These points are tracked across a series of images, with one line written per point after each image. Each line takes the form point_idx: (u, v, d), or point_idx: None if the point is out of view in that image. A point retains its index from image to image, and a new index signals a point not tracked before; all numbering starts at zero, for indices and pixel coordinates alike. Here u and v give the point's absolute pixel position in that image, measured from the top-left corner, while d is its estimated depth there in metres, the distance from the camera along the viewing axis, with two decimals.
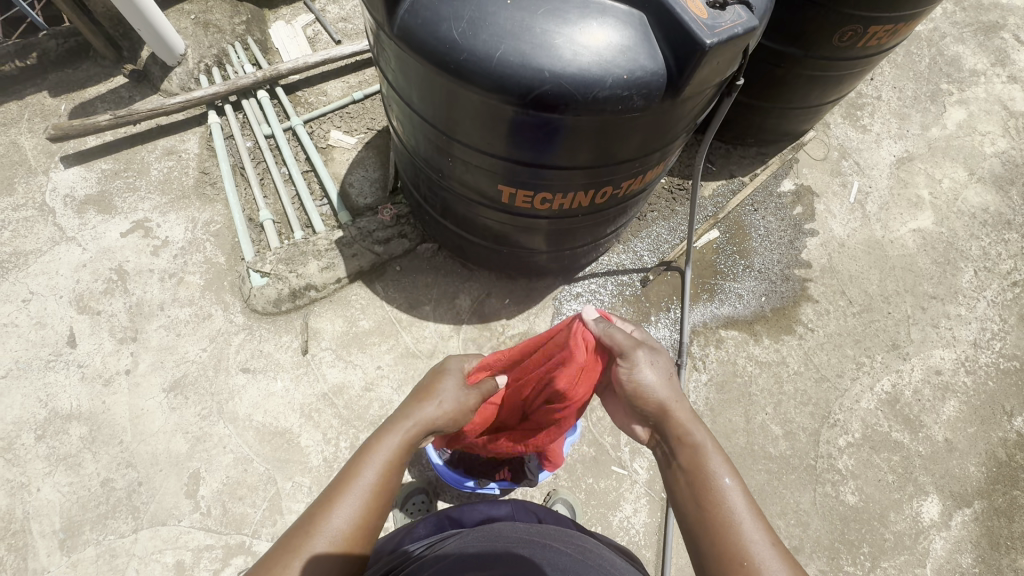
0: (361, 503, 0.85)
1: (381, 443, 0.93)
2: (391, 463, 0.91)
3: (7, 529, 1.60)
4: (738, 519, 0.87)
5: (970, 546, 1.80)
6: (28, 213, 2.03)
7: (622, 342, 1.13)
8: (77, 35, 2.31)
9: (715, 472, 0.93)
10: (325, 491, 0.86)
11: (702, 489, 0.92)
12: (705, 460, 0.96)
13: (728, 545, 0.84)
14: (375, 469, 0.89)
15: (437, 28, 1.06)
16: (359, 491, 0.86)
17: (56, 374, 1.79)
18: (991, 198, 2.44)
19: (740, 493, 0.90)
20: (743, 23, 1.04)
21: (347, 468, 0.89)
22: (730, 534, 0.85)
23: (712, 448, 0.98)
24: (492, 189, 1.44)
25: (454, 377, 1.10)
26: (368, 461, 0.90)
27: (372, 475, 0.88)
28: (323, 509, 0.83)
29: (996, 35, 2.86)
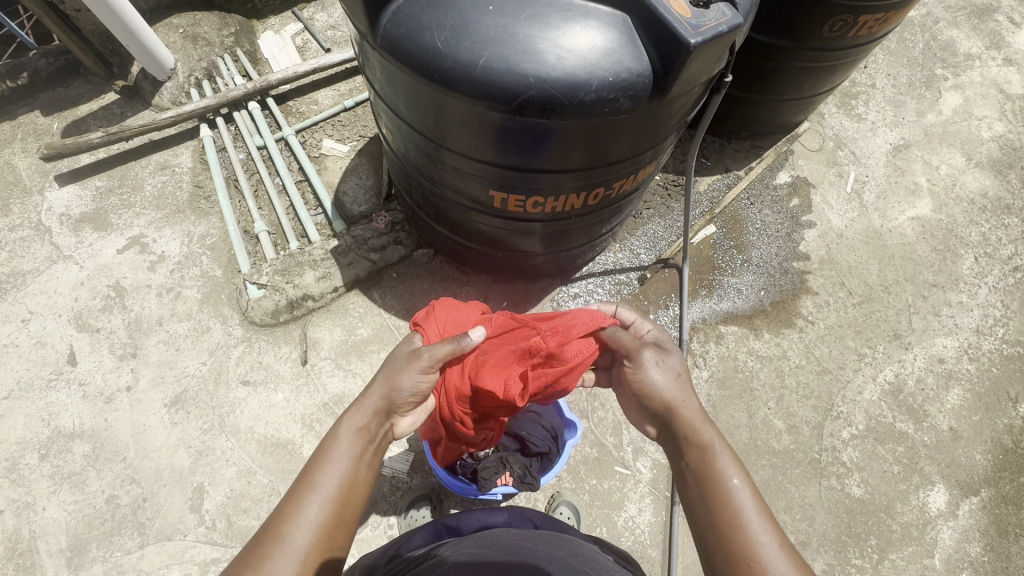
0: (327, 504, 0.88)
1: (339, 440, 0.95)
2: (351, 457, 0.94)
3: (14, 550, 1.61)
4: (755, 525, 0.85)
5: (979, 535, 1.79)
6: (24, 233, 2.04)
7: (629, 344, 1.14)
8: (67, 53, 2.31)
9: (724, 469, 0.92)
10: (283, 499, 0.87)
11: (709, 485, 0.91)
12: (714, 460, 0.93)
13: (745, 551, 0.82)
14: (335, 469, 0.92)
15: (420, 38, 1.05)
16: (321, 492, 0.89)
17: (57, 393, 1.80)
18: (990, 183, 2.42)
19: (749, 495, 0.88)
20: (728, 21, 1.03)
21: (308, 473, 0.91)
22: (743, 537, 0.84)
23: (724, 452, 0.94)
24: (484, 195, 1.44)
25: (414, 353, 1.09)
26: (327, 463, 0.92)
27: (334, 474, 0.91)
28: (284, 518, 0.85)
29: (990, 18, 2.84)
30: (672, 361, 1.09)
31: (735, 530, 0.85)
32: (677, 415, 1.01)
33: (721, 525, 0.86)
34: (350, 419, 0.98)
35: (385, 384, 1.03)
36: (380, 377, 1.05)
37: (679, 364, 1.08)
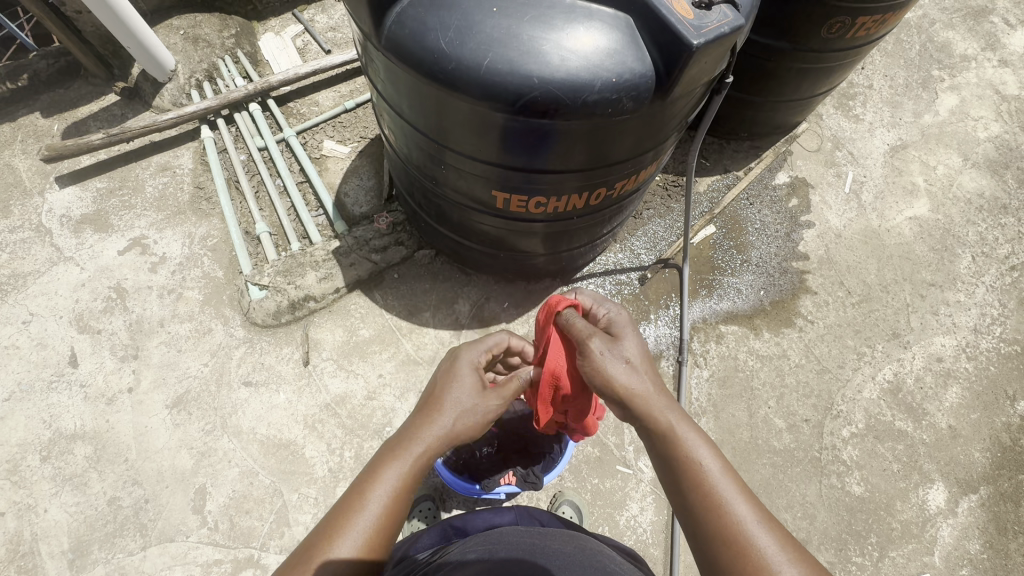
0: (367, 530, 0.85)
1: (391, 467, 0.91)
2: (402, 489, 0.90)
3: (15, 552, 1.61)
4: (734, 503, 0.85)
5: (978, 532, 1.80)
6: (25, 234, 2.03)
7: (581, 333, 1.08)
8: (67, 55, 2.33)
9: (697, 454, 0.91)
10: (327, 521, 0.85)
11: (684, 473, 0.90)
12: (682, 443, 0.93)
13: (726, 532, 0.82)
14: (379, 496, 0.88)
15: (425, 38, 1.06)
16: (368, 521, 0.85)
17: (58, 395, 1.80)
18: (986, 183, 2.44)
19: (723, 474, 0.88)
20: (730, 22, 1.04)
21: (352, 494, 0.88)
22: (726, 520, 0.83)
23: (691, 432, 0.94)
24: (486, 196, 1.45)
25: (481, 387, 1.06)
26: (377, 490, 0.88)
27: (380, 502, 0.88)
28: (325, 541, 0.82)
29: (986, 20, 2.86)
30: (626, 345, 1.06)
31: (717, 515, 0.84)
32: (637, 403, 0.98)
33: (698, 509, 0.86)
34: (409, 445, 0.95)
35: (453, 412, 1.00)
36: (446, 399, 1.01)
37: (632, 345, 1.06)
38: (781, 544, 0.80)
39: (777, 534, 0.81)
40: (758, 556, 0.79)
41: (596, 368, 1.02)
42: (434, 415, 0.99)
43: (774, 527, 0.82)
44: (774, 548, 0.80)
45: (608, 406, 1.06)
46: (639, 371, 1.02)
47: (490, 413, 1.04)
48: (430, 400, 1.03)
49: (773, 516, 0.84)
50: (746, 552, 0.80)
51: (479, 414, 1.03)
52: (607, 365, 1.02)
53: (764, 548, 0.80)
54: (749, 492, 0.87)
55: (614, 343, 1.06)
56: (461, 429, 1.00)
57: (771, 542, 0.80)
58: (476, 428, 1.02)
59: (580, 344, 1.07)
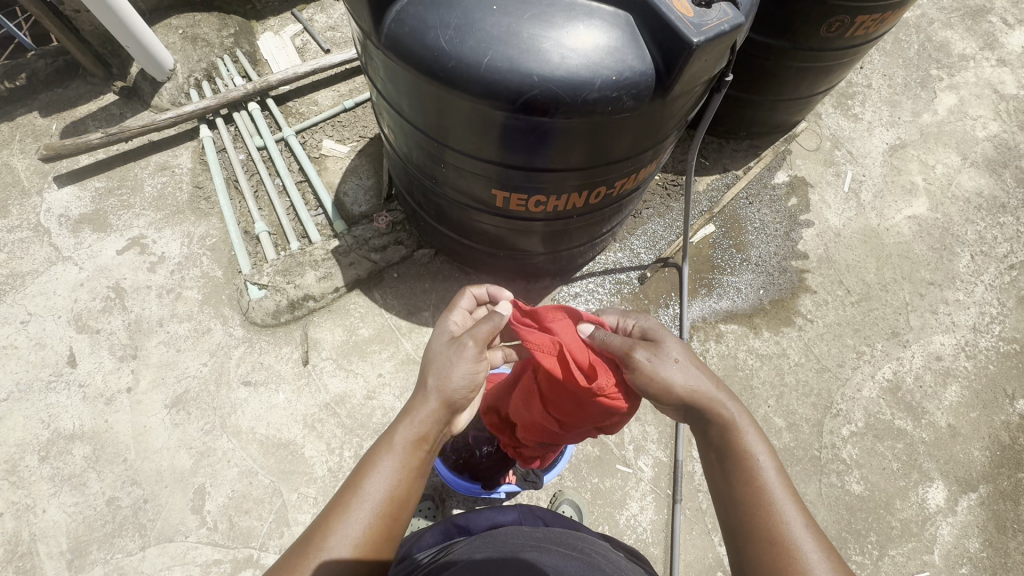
0: (372, 511, 0.88)
1: (388, 448, 0.94)
2: (399, 464, 0.93)
3: (14, 552, 1.60)
4: (781, 503, 0.89)
5: (977, 531, 1.80)
6: (23, 234, 2.03)
7: (620, 347, 1.07)
8: (66, 55, 2.32)
9: (752, 450, 0.95)
10: (330, 507, 0.88)
11: (738, 467, 0.94)
12: (738, 437, 0.97)
13: (771, 528, 0.86)
14: (380, 478, 0.91)
15: (425, 36, 1.06)
16: (366, 501, 0.88)
17: (57, 395, 1.79)
18: (985, 182, 2.44)
19: (774, 473, 0.92)
20: (729, 20, 1.04)
21: (353, 481, 0.91)
22: (773, 517, 0.87)
23: (748, 428, 0.98)
24: (486, 194, 1.45)
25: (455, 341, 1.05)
26: (373, 472, 0.91)
27: (380, 483, 0.90)
28: (327, 528, 0.85)
29: (984, 19, 2.87)
30: (670, 348, 1.07)
31: (765, 510, 0.88)
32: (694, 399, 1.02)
33: (746, 503, 0.91)
34: (400, 425, 0.97)
35: (435, 378, 1.01)
36: (427, 370, 1.03)
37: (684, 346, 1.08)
38: (823, 549, 0.83)
39: (819, 539, 0.85)
40: (800, 554, 0.82)
41: (646, 377, 1.04)
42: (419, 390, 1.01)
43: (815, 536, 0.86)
44: (813, 551, 0.83)
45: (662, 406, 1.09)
46: (694, 370, 1.04)
47: (472, 359, 1.03)
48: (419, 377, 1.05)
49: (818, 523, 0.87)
50: (788, 549, 0.84)
51: (462, 364, 1.01)
52: (658, 368, 1.04)
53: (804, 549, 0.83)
54: (796, 494, 0.91)
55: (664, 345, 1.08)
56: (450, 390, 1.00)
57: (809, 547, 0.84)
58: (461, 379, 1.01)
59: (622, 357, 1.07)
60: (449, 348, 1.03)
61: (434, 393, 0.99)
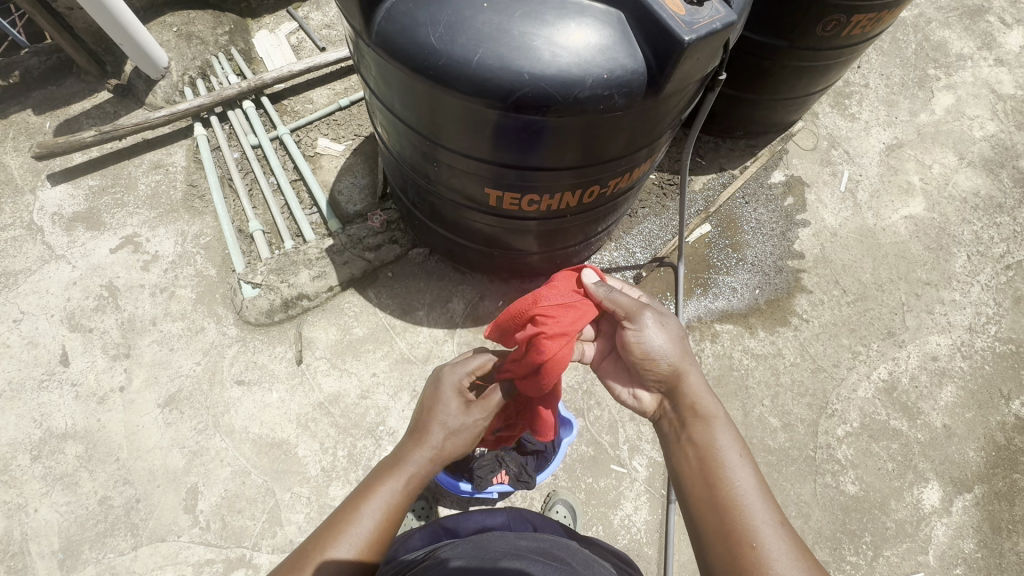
0: (361, 541, 0.85)
1: (388, 480, 0.92)
2: (395, 501, 0.91)
3: (5, 552, 1.60)
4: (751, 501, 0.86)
5: (972, 532, 1.80)
6: (16, 232, 2.02)
7: (627, 306, 1.07)
8: (60, 52, 2.31)
9: (725, 446, 0.93)
10: (323, 527, 0.86)
11: (707, 461, 0.92)
12: (712, 434, 0.96)
13: (737, 526, 0.83)
14: (375, 507, 0.89)
15: (416, 34, 1.05)
16: (362, 532, 0.86)
17: (49, 394, 1.78)
18: (982, 182, 2.43)
19: (748, 474, 0.89)
20: (721, 19, 1.03)
21: (347, 506, 0.89)
22: (740, 514, 0.84)
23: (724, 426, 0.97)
24: (479, 193, 1.44)
25: (463, 401, 1.05)
26: (372, 502, 0.89)
27: (375, 513, 0.88)
28: (317, 548, 0.83)
29: (982, 18, 2.86)
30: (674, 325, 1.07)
31: (731, 506, 0.86)
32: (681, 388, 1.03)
33: (714, 500, 0.87)
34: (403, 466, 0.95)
35: (442, 430, 1.00)
36: (435, 419, 1.01)
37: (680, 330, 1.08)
38: (795, 553, 0.79)
39: (793, 543, 0.80)
40: (763, 551, 0.79)
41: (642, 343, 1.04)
42: (422, 435, 0.99)
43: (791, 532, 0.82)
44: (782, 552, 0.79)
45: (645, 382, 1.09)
46: (683, 352, 1.05)
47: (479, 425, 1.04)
48: (419, 421, 1.03)
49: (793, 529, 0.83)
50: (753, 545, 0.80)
51: (471, 430, 1.03)
52: (653, 338, 1.04)
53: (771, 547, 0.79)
54: (772, 499, 0.87)
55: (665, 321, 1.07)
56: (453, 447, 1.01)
57: (782, 545, 0.80)
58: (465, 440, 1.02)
59: (627, 315, 1.07)
60: (459, 409, 1.03)
61: (442, 451, 0.99)
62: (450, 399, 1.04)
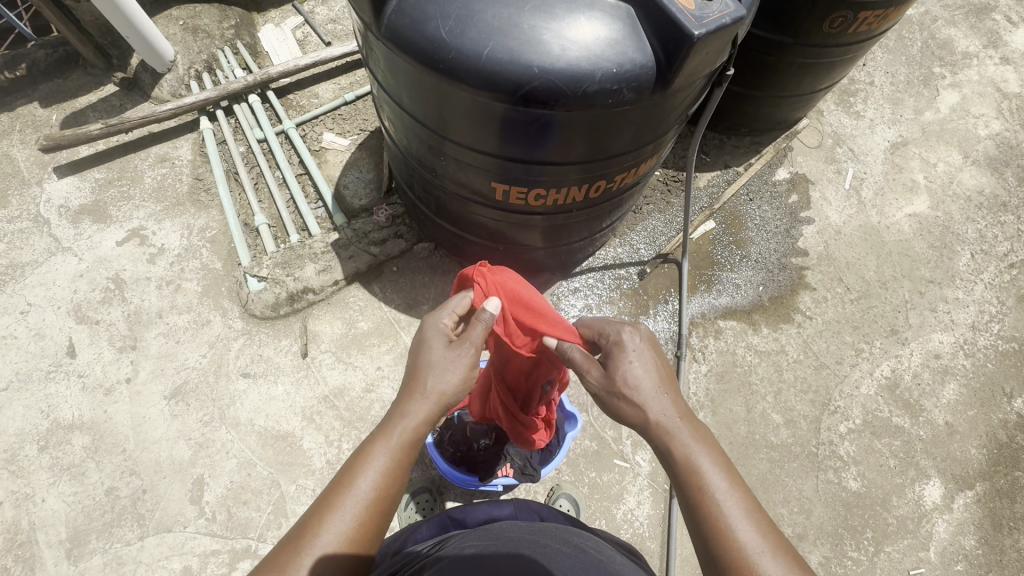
0: (359, 506, 0.85)
1: (381, 447, 0.92)
2: (391, 464, 0.91)
3: (13, 541, 1.61)
4: (734, 517, 0.84)
5: (973, 528, 1.81)
6: (23, 225, 2.03)
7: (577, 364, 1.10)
8: (66, 45, 2.31)
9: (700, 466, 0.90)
10: (320, 498, 0.85)
11: (687, 487, 0.89)
12: (687, 457, 0.91)
13: (729, 550, 0.81)
14: (371, 472, 0.89)
15: (425, 27, 1.06)
16: (358, 496, 0.86)
17: (56, 385, 1.79)
18: (986, 181, 2.43)
19: (726, 488, 0.87)
20: (731, 13, 1.03)
21: (344, 474, 0.89)
22: (727, 535, 0.82)
23: (695, 441, 0.93)
24: (486, 187, 1.44)
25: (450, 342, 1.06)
26: (366, 466, 0.89)
27: (374, 478, 0.88)
28: (316, 523, 0.82)
29: (988, 17, 2.86)
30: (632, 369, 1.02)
31: (718, 529, 0.83)
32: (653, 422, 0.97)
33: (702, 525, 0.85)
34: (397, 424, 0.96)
35: (431, 378, 1.01)
36: (424, 368, 1.02)
37: (644, 363, 1.03)
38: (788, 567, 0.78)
39: (782, 553, 0.80)
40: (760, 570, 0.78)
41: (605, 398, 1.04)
42: (414, 386, 1.01)
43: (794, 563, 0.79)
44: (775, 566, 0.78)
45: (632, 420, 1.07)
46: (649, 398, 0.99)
47: (469, 360, 1.05)
48: (410, 375, 1.04)
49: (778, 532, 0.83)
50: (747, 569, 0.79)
51: (460, 365, 1.04)
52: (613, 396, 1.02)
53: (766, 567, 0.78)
54: (752, 504, 0.86)
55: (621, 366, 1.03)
56: (446, 390, 1.01)
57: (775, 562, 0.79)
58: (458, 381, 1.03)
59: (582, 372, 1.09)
60: (446, 353, 1.04)
61: (433, 395, 1.00)
62: (436, 343, 1.06)
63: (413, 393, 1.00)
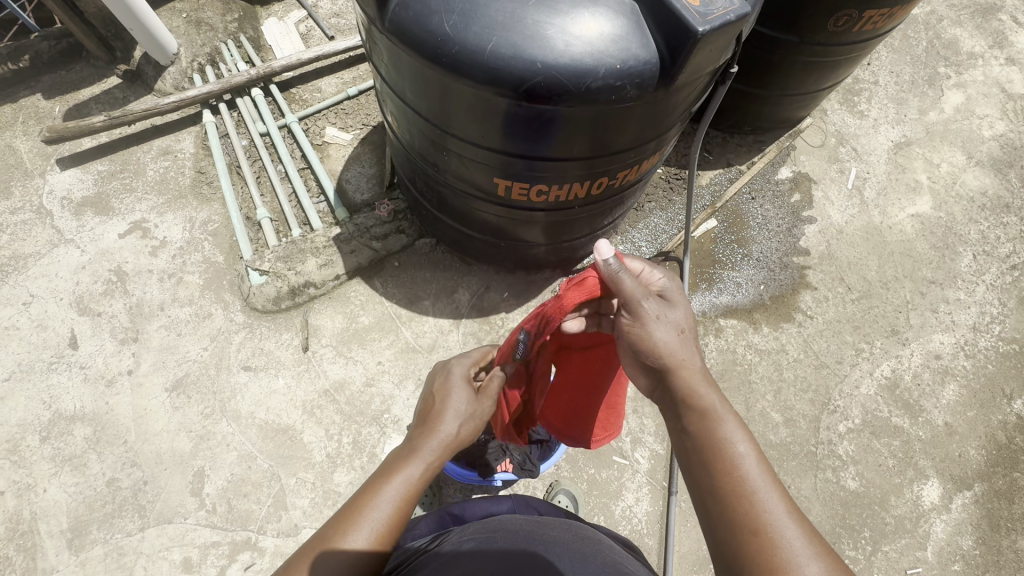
0: (377, 528, 0.84)
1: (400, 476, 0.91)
2: (409, 492, 0.89)
3: (15, 530, 1.62)
4: (760, 490, 0.83)
5: (971, 529, 1.81)
6: (26, 216, 2.03)
7: (631, 292, 0.98)
8: (69, 36, 2.31)
9: (729, 435, 0.89)
10: (337, 516, 0.84)
11: (712, 453, 0.88)
12: (715, 424, 0.90)
13: (752, 519, 0.80)
14: (388, 498, 0.87)
15: (429, 21, 1.05)
16: (375, 520, 0.85)
17: (58, 376, 1.80)
18: (990, 182, 2.43)
19: (754, 459, 0.86)
20: (736, 10, 1.03)
21: (360, 497, 0.87)
22: (751, 505, 0.81)
23: (725, 411, 0.92)
24: (488, 183, 1.44)
25: (472, 392, 1.09)
26: (385, 493, 0.88)
27: (390, 504, 0.87)
28: (332, 540, 0.81)
29: (994, 17, 2.84)
30: (677, 314, 1.01)
31: (741, 498, 0.82)
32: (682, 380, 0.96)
33: (725, 493, 0.84)
34: (416, 456, 0.95)
35: (455, 419, 1.03)
36: (444, 410, 1.04)
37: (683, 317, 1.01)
38: (810, 541, 0.78)
39: (805, 530, 0.79)
40: (782, 542, 0.77)
41: (642, 335, 0.98)
42: (434, 424, 1.01)
43: (810, 532, 0.79)
44: (797, 541, 0.77)
45: (642, 372, 1.03)
46: (685, 348, 0.99)
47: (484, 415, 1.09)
48: (427, 413, 1.06)
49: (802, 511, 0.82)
50: (767, 540, 0.78)
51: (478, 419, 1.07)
52: (654, 334, 0.97)
53: (787, 540, 0.77)
54: (779, 482, 0.84)
55: (668, 310, 1.00)
56: (462, 434, 1.03)
57: (798, 535, 0.78)
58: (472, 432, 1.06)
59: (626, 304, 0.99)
60: (467, 396, 1.07)
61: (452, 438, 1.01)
62: (458, 388, 1.09)
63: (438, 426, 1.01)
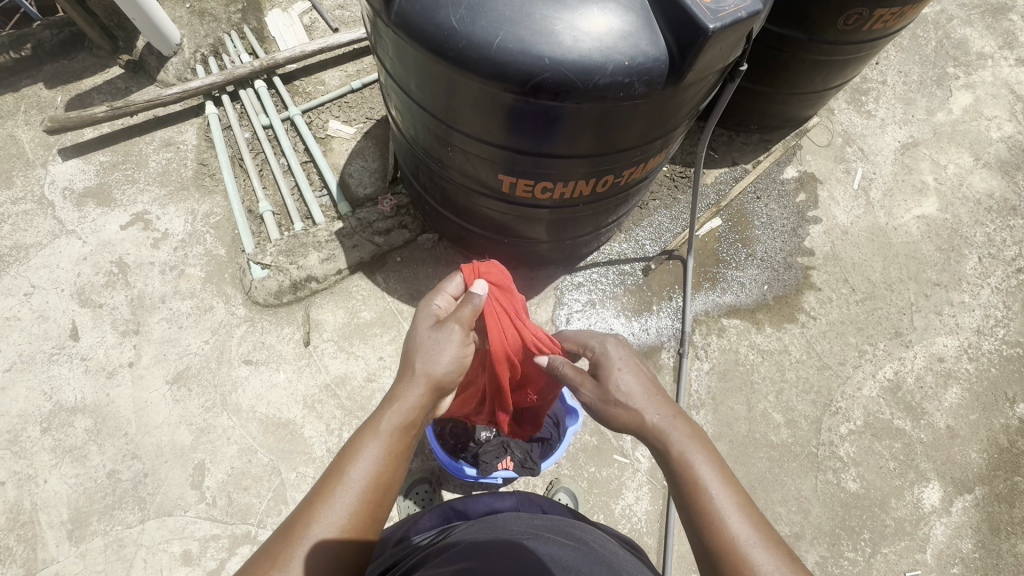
0: (354, 500, 0.85)
1: (374, 437, 0.92)
2: (387, 455, 0.91)
3: (15, 521, 1.62)
4: (728, 515, 0.86)
5: (970, 533, 1.81)
6: (28, 206, 2.02)
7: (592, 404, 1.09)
8: (71, 26, 2.29)
9: (695, 466, 0.92)
10: (313, 491, 0.85)
11: (682, 483, 0.91)
12: (683, 457, 0.93)
13: (723, 543, 0.83)
14: (364, 463, 0.89)
15: (436, 14, 1.04)
16: (352, 485, 0.86)
17: (59, 367, 1.80)
18: (996, 184, 2.41)
19: (718, 483, 0.89)
20: (747, 7, 1.01)
21: (334, 469, 0.88)
22: (721, 529, 0.85)
23: (690, 443, 0.95)
24: (492, 179, 1.43)
25: (439, 326, 1.07)
26: (360, 457, 0.89)
27: (364, 469, 0.88)
28: (308, 515, 0.82)
29: (1004, 17, 2.82)
30: (626, 379, 1.06)
31: (711, 522, 0.86)
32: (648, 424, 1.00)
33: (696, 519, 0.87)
34: (387, 411, 0.96)
35: (424, 361, 1.02)
36: (413, 354, 1.03)
37: (632, 368, 1.08)
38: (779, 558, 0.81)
39: (774, 549, 0.82)
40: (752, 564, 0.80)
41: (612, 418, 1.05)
42: (406, 371, 1.01)
43: (777, 547, 0.83)
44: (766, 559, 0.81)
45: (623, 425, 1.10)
46: (649, 395, 1.04)
47: (460, 341, 1.06)
48: (403, 360, 1.05)
49: (767, 524, 0.85)
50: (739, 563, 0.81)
51: (451, 348, 1.04)
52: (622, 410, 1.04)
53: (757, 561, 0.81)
54: (746, 502, 0.88)
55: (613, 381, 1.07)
56: (438, 370, 1.02)
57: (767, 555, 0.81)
58: (451, 363, 1.04)
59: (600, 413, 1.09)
60: (435, 334, 1.05)
61: (424, 375, 1.00)
62: (424, 329, 1.07)
63: (403, 377, 1.02)
